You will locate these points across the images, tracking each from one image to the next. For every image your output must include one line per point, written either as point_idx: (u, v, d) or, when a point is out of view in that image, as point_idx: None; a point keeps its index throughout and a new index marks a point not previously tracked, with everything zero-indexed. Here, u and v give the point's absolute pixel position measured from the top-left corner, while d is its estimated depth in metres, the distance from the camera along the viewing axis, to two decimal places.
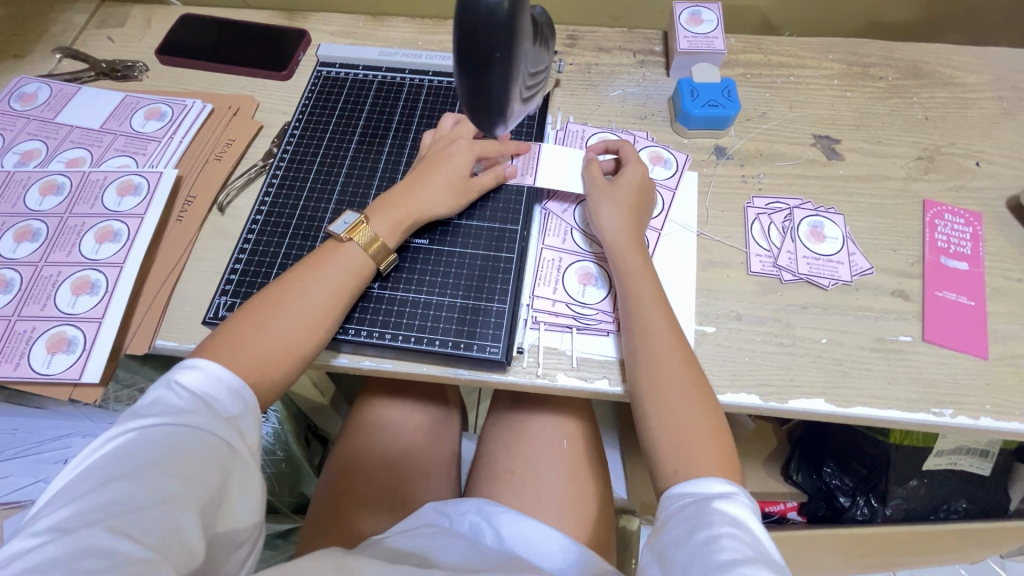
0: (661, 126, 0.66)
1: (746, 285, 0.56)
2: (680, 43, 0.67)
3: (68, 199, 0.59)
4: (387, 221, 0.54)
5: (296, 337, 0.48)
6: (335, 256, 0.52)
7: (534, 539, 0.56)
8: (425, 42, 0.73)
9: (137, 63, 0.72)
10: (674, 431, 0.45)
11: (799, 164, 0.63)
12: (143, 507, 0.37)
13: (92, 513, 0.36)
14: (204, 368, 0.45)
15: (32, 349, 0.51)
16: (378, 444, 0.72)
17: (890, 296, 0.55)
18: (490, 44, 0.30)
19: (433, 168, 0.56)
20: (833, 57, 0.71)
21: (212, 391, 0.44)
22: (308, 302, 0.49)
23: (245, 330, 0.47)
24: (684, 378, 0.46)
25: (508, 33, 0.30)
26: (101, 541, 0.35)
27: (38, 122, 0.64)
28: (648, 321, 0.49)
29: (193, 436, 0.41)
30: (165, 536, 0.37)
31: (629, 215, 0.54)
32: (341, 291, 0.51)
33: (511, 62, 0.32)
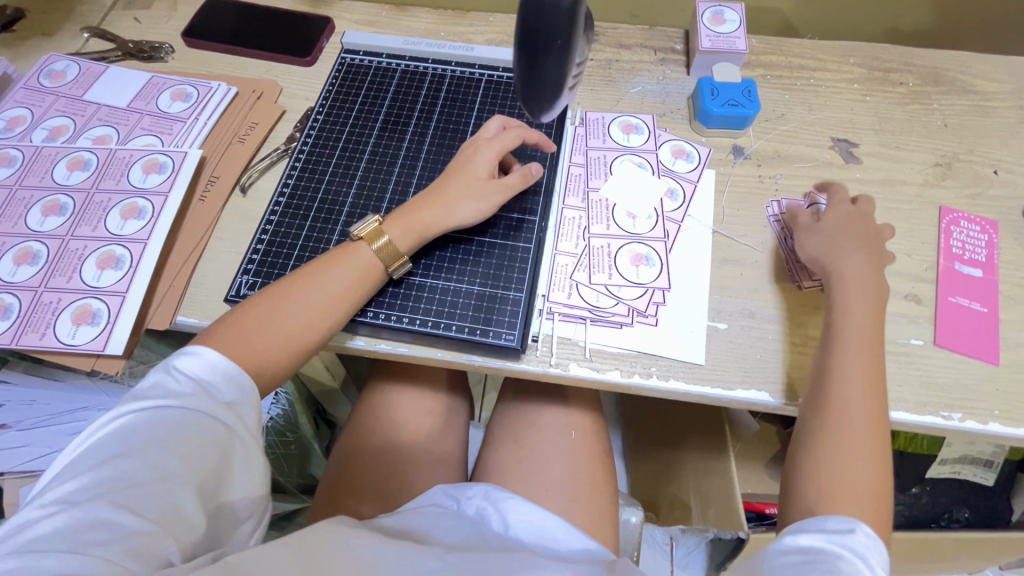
0: (680, 124, 0.66)
1: (761, 283, 0.57)
2: (702, 42, 0.67)
3: (95, 175, 0.60)
4: (401, 225, 0.53)
5: (302, 333, 0.48)
6: (347, 256, 0.51)
7: (540, 524, 0.58)
8: (448, 33, 0.74)
9: (163, 44, 0.73)
10: (837, 476, 0.44)
11: (816, 166, 0.63)
12: (142, 485, 0.39)
13: (93, 488, 0.38)
14: (200, 353, 0.44)
15: (57, 319, 0.52)
16: (387, 430, 0.73)
17: (902, 300, 0.56)
18: (552, 31, 0.36)
19: (474, 184, 0.54)
20: (852, 61, 0.71)
21: (210, 377, 0.44)
22: (312, 298, 0.49)
23: (250, 324, 0.47)
24: (863, 407, 0.45)
25: (569, 21, 0.36)
26: (100, 517, 0.37)
27: (66, 99, 0.65)
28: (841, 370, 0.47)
29: (192, 420, 0.42)
30: (163, 511, 0.39)
31: (877, 265, 0.51)
32: (348, 294, 0.50)
33: (568, 50, 0.37)
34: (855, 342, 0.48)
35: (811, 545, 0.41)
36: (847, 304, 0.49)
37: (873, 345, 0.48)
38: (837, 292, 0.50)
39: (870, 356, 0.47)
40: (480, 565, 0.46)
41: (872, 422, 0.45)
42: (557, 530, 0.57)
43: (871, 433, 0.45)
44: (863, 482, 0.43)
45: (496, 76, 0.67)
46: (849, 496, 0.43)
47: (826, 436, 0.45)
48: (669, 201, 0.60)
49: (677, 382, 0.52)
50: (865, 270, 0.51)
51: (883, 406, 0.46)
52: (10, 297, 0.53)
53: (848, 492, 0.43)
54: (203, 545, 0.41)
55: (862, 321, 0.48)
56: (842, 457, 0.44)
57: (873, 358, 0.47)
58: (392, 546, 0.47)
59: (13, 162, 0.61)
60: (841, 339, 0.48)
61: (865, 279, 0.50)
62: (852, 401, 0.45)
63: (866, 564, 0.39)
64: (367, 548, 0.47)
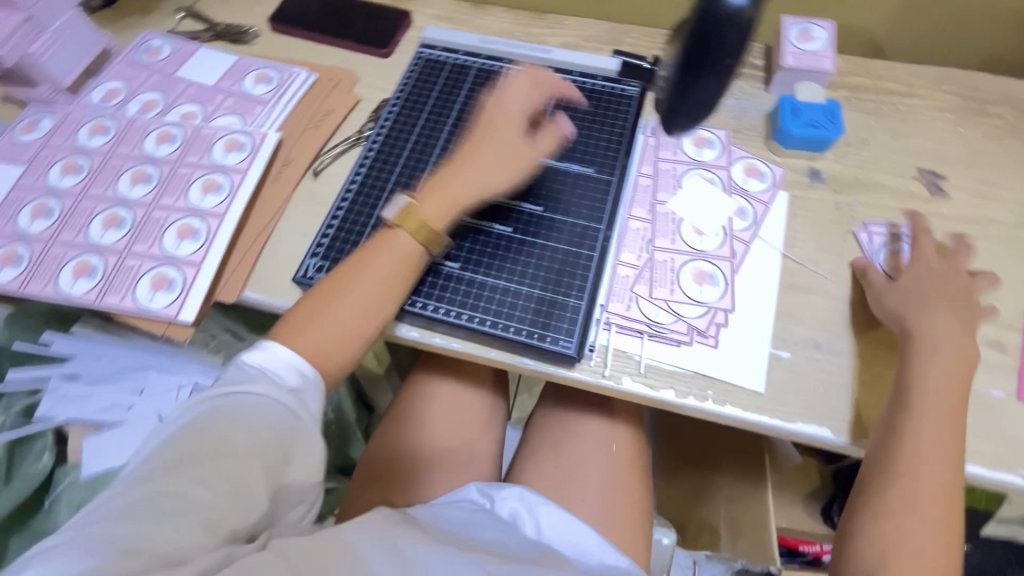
0: (756, 141, 0.64)
1: (830, 315, 0.54)
2: (787, 58, 0.65)
3: (180, 149, 0.63)
4: (433, 205, 0.53)
5: (356, 321, 0.49)
6: (387, 244, 0.52)
7: (574, 536, 0.58)
8: (523, 34, 0.74)
9: (250, 28, 0.75)
10: (907, 548, 0.44)
11: (898, 197, 0.60)
12: (208, 462, 0.40)
13: (167, 466, 0.40)
14: (268, 347, 0.47)
15: (137, 283, 0.55)
16: (428, 421, 0.74)
17: (984, 347, 0.52)
18: (726, 52, 0.37)
19: (510, 142, 0.56)
20: (946, 89, 0.67)
21: (277, 367, 0.46)
22: (362, 290, 0.50)
23: (306, 318, 0.49)
24: (936, 476, 0.45)
25: (742, 43, 0.37)
26: (174, 494, 0.39)
27: (159, 75, 0.69)
28: (923, 436, 0.45)
29: (260, 403, 0.44)
30: (229, 491, 0.40)
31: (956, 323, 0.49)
32: (394, 280, 0.51)
33: (732, 69, 0.38)
34: (931, 406, 0.46)
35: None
36: (917, 371, 0.47)
37: (951, 407, 0.46)
38: (917, 347, 0.48)
39: (944, 419, 0.46)
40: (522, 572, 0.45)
41: (944, 487, 0.45)
42: (590, 543, 0.58)
43: (943, 502, 0.45)
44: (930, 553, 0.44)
45: (571, 80, 0.67)
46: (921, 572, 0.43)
47: (894, 506, 0.45)
48: (738, 221, 0.58)
49: (732, 408, 0.50)
50: (944, 329, 0.48)
51: (958, 471, 0.45)
52: (97, 259, 0.57)
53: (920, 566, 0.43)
54: (262, 523, 0.42)
55: (944, 380, 0.47)
56: (907, 528, 0.44)
57: (948, 422, 0.46)
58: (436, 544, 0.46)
59: (109, 131, 0.64)
60: (916, 404, 0.46)
61: (938, 336, 0.48)
62: (925, 472, 0.45)
63: None
64: (414, 549, 0.45)
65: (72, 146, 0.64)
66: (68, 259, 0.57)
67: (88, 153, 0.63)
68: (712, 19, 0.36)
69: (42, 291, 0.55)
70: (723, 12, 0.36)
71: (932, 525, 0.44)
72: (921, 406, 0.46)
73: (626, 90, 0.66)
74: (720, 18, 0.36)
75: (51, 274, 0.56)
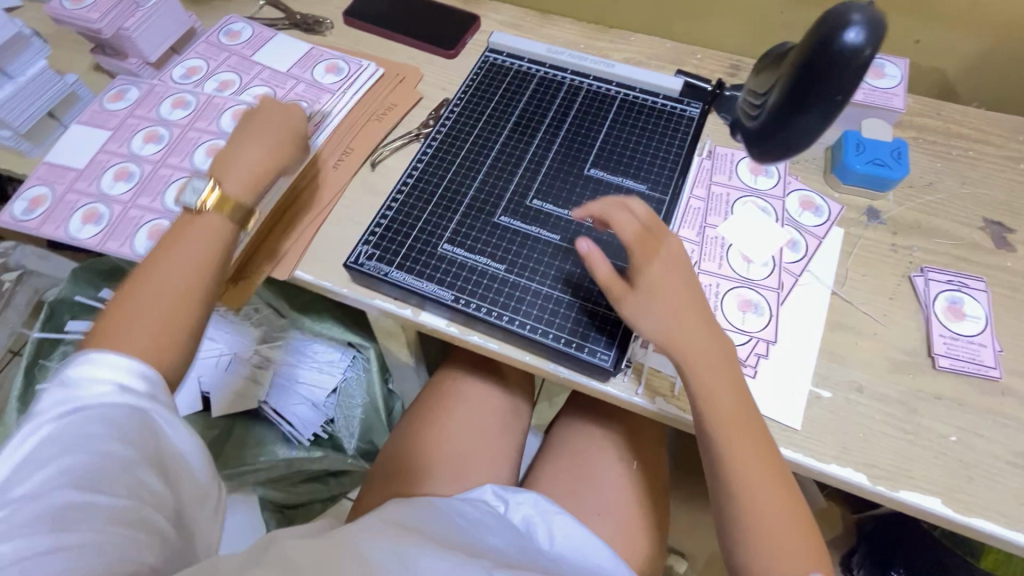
0: (814, 174, 0.63)
1: (876, 358, 0.53)
2: (856, 93, 0.63)
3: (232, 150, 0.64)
4: (237, 181, 0.50)
5: (177, 308, 0.45)
6: (190, 227, 0.48)
7: (587, 550, 0.57)
8: (587, 47, 0.75)
9: (325, 20, 0.78)
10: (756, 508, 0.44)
11: (960, 246, 0.58)
12: (106, 473, 0.38)
13: (45, 482, 0.36)
14: (95, 358, 0.41)
15: None
16: (453, 415, 0.75)
17: None
18: (840, 88, 0.40)
19: (257, 125, 0.54)
20: (1021, 140, 0.65)
21: (122, 372, 0.41)
22: (168, 273, 0.46)
23: (141, 313, 0.44)
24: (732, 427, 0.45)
25: (854, 81, 0.40)
26: (71, 503, 0.36)
27: (237, 58, 0.72)
28: (722, 405, 0.46)
29: (131, 413, 0.41)
30: (133, 489, 0.39)
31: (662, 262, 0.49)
32: (210, 261, 0.47)
33: (837, 106, 0.42)
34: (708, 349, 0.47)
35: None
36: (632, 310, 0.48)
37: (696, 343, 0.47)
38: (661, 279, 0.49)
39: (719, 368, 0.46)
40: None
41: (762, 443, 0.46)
42: (602, 558, 0.57)
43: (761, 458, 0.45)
44: (789, 539, 0.43)
45: (632, 96, 0.67)
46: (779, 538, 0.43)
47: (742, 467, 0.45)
48: (789, 252, 0.58)
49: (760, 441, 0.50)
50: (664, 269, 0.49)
51: (754, 423, 0.46)
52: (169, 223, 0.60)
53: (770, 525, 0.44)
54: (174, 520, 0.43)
55: (700, 348, 0.47)
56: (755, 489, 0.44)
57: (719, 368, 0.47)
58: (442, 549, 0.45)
59: (188, 105, 0.68)
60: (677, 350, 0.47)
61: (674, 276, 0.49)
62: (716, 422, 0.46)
63: None
64: (418, 552, 0.43)
65: (154, 118, 0.67)
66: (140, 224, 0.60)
67: (168, 124, 0.67)
68: (831, 56, 0.39)
69: (119, 250, 0.59)
70: (846, 53, 0.38)
71: (782, 519, 0.44)
72: (701, 374, 0.46)
73: (685, 110, 0.65)
74: (835, 57, 0.39)
75: (128, 234, 0.60)
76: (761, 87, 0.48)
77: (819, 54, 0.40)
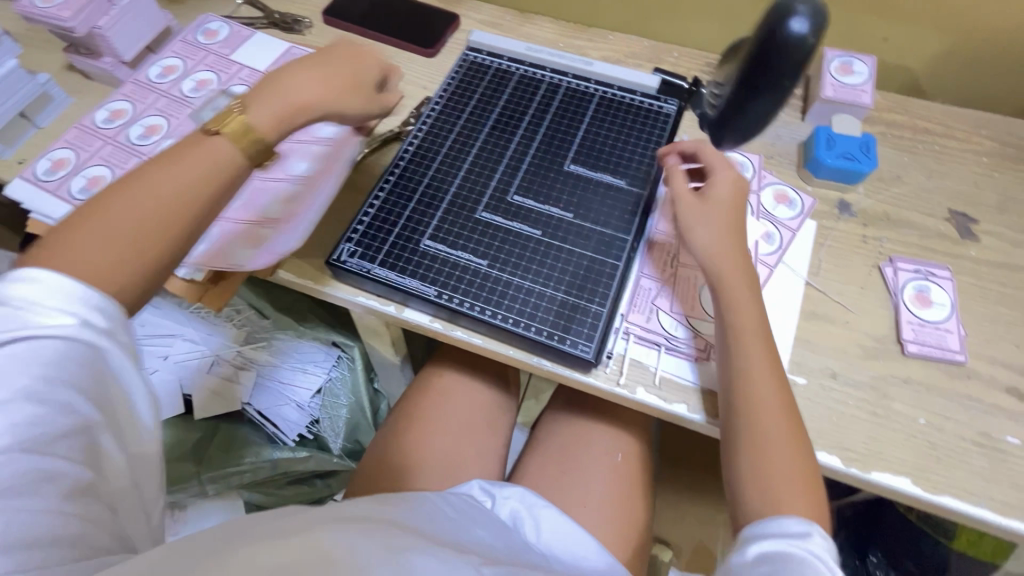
0: (788, 169, 0.65)
1: (849, 346, 0.55)
2: (826, 89, 0.65)
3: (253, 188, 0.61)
4: (268, 108, 0.45)
5: (144, 234, 0.42)
6: (193, 149, 0.44)
7: (573, 543, 0.59)
8: (566, 45, 0.76)
9: (304, 19, 0.78)
10: (765, 463, 0.45)
11: (927, 236, 0.61)
12: (63, 433, 0.38)
13: (4, 438, 0.35)
14: (44, 282, 0.39)
15: None
16: (438, 412, 0.75)
17: (1004, 393, 0.52)
18: (785, 75, 0.45)
19: (318, 57, 0.48)
20: (984, 134, 0.67)
21: (76, 306, 0.39)
22: (148, 197, 0.42)
23: (106, 229, 0.41)
24: (770, 382, 0.47)
25: (799, 67, 0.44)
26: (27, 464, 0.36)
27: (215, 57, 0.72)
28: (756, 362, 0.48)
29: (80, 355, 0.39)
30: (86, 450, 0.39)
31: (728, 229, 0.52)
32: (189, 190, 0.43)
33: (784, 90, 0.46)
34: (748, 311, 0.49)
35: (776, 545, 0.41)
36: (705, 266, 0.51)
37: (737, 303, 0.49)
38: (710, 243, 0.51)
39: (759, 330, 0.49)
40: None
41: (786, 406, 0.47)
42: (588, 552, 0.58)
43: (784, 417, 0.46)
44: (795, 480, 0.44)
45: (610, 93, 0.68)
46: (786, 493, 0.44)
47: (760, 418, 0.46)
48: (765, 245, 0.59)
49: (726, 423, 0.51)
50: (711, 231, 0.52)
51: (787, 389, 0.48)
52: None
53: (780, 479, 0.44)
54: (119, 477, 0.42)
55: (745, 309, 0.49)
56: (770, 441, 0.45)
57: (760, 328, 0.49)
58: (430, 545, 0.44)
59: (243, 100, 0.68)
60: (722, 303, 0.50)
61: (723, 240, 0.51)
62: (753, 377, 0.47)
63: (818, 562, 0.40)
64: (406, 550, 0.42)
65: (150, 112, 0.67)
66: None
67: (169, 116, 0.67)
68: (777, 45, 0.43)
69: None
70: (790, 43, 0.43)
71: (795, 479, 0.44)
72: (729, 304, 0.49)
73: (663, 107, 0.67)
74: (781, 45, 0.43)
75: None
76: (721, 79, 0.52)
77: (767, 42, 0.44)
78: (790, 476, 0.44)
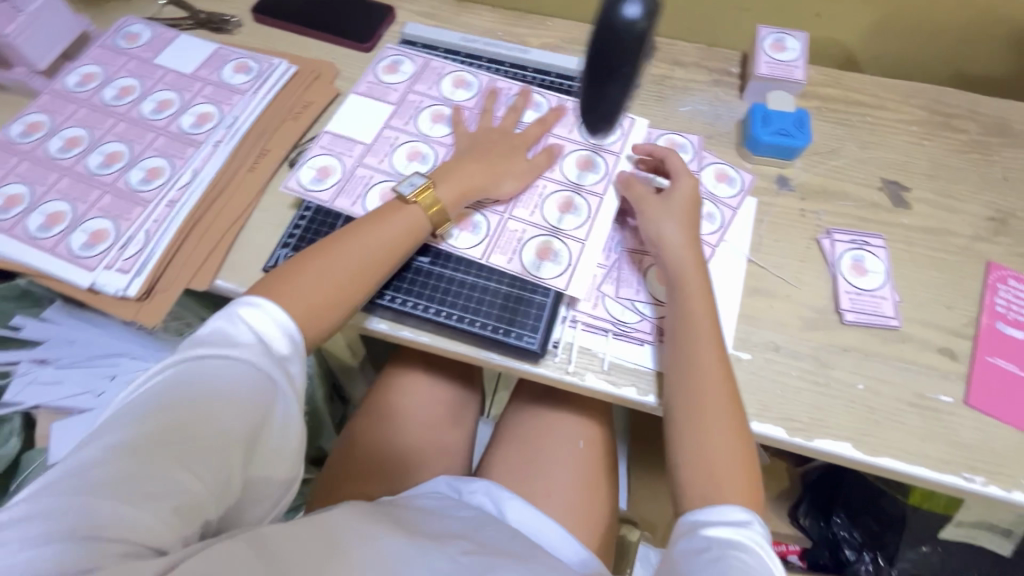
0: (727, 147, 0.66)
1: (790, 318, 0.56)
2: (759, 67, 0.66)
3: (362, 147, 0.61)
4: (454, 189, 0.55)
5: (352, 284, 0.51)
6: (395, 215, 0.53)
7: (541, 529, 0.61)
8: (505, 34, 0.75)
9: (233, 17, 0.75)
10: (705, 452, 0.48)
11: (861, 207, 0.62)
12: (203, 445, 0.41)
13: (154, 436, 0.41)
14: (261, 310, 0.47)
15: (104, 252, 0.56)
16: (399, 411, 0.75)
17: (936, 353, 0.54)
18: (621, 67, 0.49)
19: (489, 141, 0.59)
20: (914, 103, 0.69)
21: (268, 332, 0.47)
22: (357, 254, 0.51)
23: (307, 277, 0.50)
24: (718, 376, 0.49)
25: (635, 55, 0.48)
26: (161, 467, 0.39)
27: (137, 61, 0.69)
28: (707, 357, 0.49)
29: (248, 375, 0.45)
30: (217, 472, 0.41)
31: (687, 229, 0.54)
32: (391, 250, 0.52)
33: (628, 78, 0.50)
34: (700, 309, 0.51)
35: (721, 535, 0.44)
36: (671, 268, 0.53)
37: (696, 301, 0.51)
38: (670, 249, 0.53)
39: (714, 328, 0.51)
40: (495, 569, 0.47)
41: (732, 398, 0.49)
42: (554, 535, 0.60)
43: (729, 408, 0.48)
44: (734, 466, 0.47)
45: (548, 80, 0.68)
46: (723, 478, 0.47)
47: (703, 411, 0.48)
48: (706, 224, 0.60)
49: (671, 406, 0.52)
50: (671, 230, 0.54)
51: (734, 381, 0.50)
52: (65, 220, 0.58)
53: (718, 466, 0.47)
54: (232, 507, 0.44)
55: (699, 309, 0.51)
56: (710, 431, 0.48)
57: (711, 322, 0.51)
58: (410, 540, 0.48)
59: (404, 70, 0.66)
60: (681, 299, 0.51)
61: (678, 241, 0.53)
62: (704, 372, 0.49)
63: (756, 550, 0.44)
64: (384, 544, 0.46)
65: (70, 123, 0.64)
66: (56, 233, 0.57)
67: (90, 126, 0.63)
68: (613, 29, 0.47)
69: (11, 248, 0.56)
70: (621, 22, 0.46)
71: (736, 467, 0.47)
72: (683, 301, 0.51)
73: None
74: (615, 25, 0.47)
75: (20, 233, 0.57)
76: None
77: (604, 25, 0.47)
78: (729, 463, 0.47)
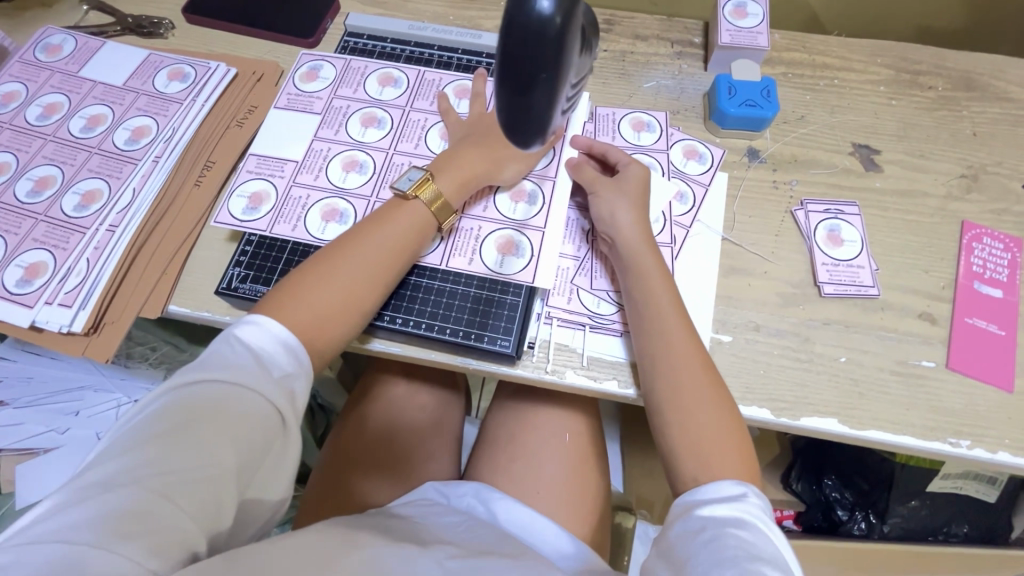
0: (695, 123, 0.64)
1: (768, 296, 0.54)
2: (721, 36, 0.64)
3: (293, 165, 0.58)
4: (453, 178, 0.53)
5: (359, 286, 0.49)
6: (396, 214, 0.52)
7: (534, 527, 0.59)
8: (456, 18, 0.71)
9: (163, 19, 0.70)
10: (691, 438, 0.46)
11: (834, 173, 0.61)
12: (193, 476, 0.37)
13: (136, 471, 0.37)
14: (262, 325, 0.45)
15: (42, 288, 0.52)
16: (380, 421, 0.72)
17: (916, 319, 0.54)
18: (539, 64, 0.32)
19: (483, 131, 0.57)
20: (880, 62, 0.67)
21: (267, 347, 0.44)
22: (361, 257, 0.49)
23: (310, 285, 0.48)
24: (695, 361, 0.48)
25: (557, 53, 0.32)
26: (140, 504, 0.35)
27: (62, 75, 0.64)
28: (677, 342, 0.48)
29: (246, 395, 0.41)
30: (204, 505, 0.37)
31: (638, 211, 0.53)
32: (398, 249, 0.50)
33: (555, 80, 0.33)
34: (662, 292, 0.49)
35: (718, 513, 0.42)
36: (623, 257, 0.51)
37: (654, 285, 0.50)
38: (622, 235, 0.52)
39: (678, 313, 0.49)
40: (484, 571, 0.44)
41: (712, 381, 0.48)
42: (547, 532, 0.58)
43: (709, 388, 0.47)
44: (728, 448, 0.46)
45: None
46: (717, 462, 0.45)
47: (686, 397, 0.47)
48: (678, 205, 0.58)
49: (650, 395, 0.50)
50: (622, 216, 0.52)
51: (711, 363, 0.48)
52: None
53: (710, 450, 0.46)
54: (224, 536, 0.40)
55: (664, 297, 0.49)
56: (697, 413, 0.46)
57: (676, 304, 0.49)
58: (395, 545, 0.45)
59: (324, 76, 0.63)
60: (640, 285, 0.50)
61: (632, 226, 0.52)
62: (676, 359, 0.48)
63: (756, 523, 0.42)
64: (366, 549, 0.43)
65: None
66: None
67: (16, 150, 0.59)
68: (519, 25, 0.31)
69: None
70: (528, 20, 0.31)
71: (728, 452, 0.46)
72: (643, 287, 0.50)
73: None
74: (524, 21, 0.31)
75: None
76: None
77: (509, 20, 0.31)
78: (721, 450, 0.46)
